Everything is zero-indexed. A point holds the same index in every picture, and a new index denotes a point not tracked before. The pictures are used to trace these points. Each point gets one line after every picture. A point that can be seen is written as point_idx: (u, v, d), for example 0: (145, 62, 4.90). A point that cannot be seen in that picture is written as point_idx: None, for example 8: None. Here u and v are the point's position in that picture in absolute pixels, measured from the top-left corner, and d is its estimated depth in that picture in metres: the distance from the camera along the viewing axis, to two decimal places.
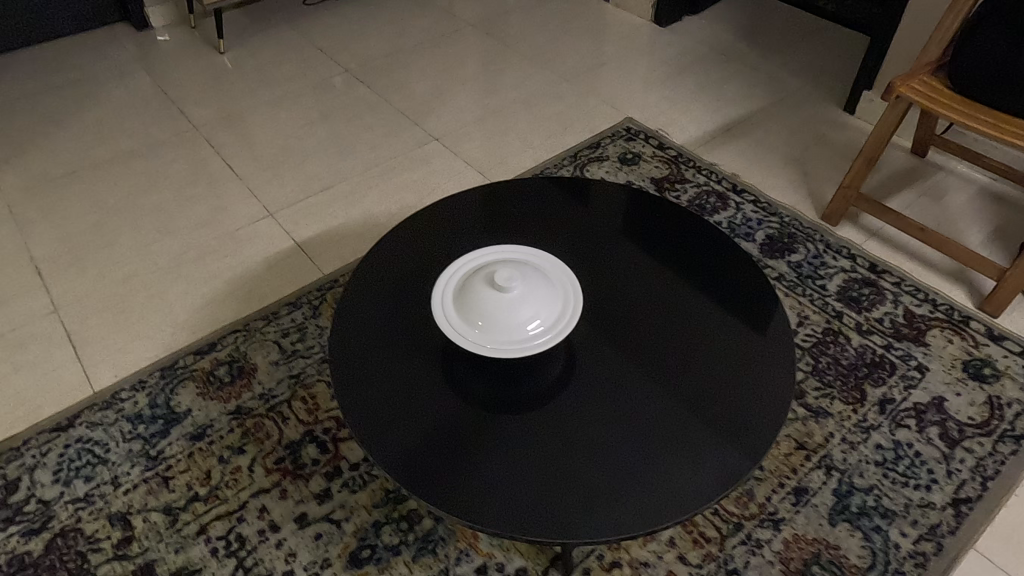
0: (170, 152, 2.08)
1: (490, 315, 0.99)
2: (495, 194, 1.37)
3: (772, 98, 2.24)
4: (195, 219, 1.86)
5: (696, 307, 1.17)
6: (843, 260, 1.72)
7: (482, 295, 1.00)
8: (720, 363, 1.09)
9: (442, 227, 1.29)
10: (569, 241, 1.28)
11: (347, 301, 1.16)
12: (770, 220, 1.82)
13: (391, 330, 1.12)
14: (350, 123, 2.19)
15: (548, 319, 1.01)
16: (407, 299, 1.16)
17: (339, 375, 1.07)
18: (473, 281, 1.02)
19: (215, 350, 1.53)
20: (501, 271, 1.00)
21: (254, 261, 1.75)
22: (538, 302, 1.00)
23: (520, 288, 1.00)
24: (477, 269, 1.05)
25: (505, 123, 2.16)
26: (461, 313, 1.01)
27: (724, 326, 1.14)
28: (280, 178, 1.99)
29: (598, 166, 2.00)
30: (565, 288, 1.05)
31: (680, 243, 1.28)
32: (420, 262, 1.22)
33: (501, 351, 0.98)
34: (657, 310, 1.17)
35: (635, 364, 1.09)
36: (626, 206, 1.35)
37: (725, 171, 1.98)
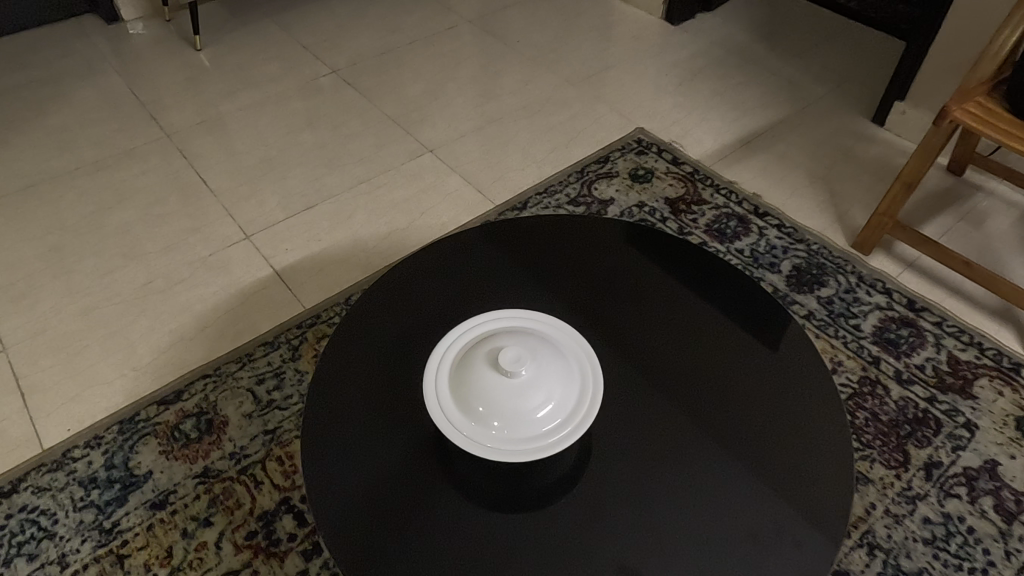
0: (139, 163, 1.90)
1: (497, 409, 0.83)
2: (497, 232, 1.20)
3: (794, 106, 2.07)
4: (164, 242, 1.69)
5: (731, 371, 1.01)
6: (877, 295, 1.56)
7: (487, 382, 0.83)
8: (761, 445, 0.93)
9: (436, 274, 1.13)
10: (583, 292, 1.11)
11: (327, 364, 1.00)
12: (796, 249, 1.66)
13: (377, 405, 0.96)
14: (336, 132, 2.00)
15: (564, 409, 0.85)
16: (399, 367, 1.00)
17: (313, 459, 0.91)
18: (474, 362, 0.85)
19: (181, 400, 1.37)
20: (508, 349, 0.84)
21: (227, 292, 1.58)
22: (550, 383, 0.84)
23: (532, 372, 0.84)
24: (478, 341, 0.88)
25: (506, 133, 1.99)
26: (460, 403, 0.85)
27: (766, 398, 0.98)
28: (259, 195, 1.81)
29: (607, 183, 1.83)
30: (583, 365, 0.89)
31: (703, 293, 1.12)
32: (413, 320, 1.06)
33: (511, 452, 0.82)
34: (685, 375, 1.00)
35: (663, 445, 0.93)
36: (645, 245, 1.19)
37: (745, 190, 1.81)
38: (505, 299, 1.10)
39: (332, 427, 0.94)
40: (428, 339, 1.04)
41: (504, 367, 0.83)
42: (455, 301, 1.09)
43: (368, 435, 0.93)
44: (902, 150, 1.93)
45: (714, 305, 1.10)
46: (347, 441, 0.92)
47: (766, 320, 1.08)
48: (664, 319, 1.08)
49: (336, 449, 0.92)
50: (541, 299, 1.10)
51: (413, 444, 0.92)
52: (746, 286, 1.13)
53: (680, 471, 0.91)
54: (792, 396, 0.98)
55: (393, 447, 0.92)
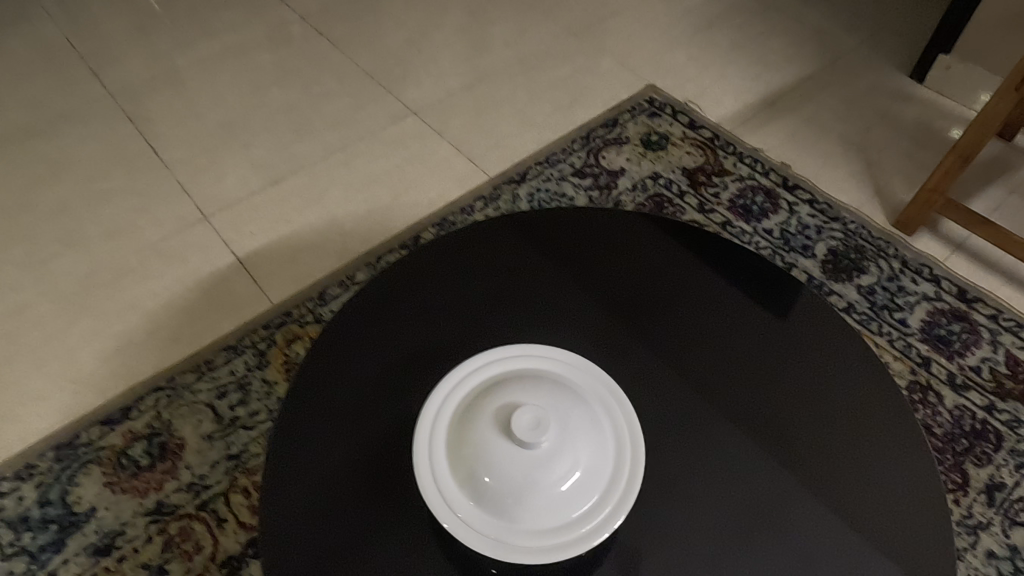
0: (78, 129, 1.65)
1: (510, 494, 0.64)
2: (498, 221, 0.97)
3: (823, 60, 1.84)
4: (108, 225, 1.46)
5: (796, 403, 0.81)
6: (924, 284, 1.38)
7: (496, 456, 0.64)
8: (836, 506, 0.74)
9: (426, 281, 0.90)
10: (611, 304, 0.90)
11: (291, 405, 0.78)
12: (831, 228, 1.47)
13: (357, 458, 0.74)
14: (307, 91, 1.75)
15: (596, 488, 0.66)
16: (383, 407, 0.78)
17: (269, 536, 0.70)
18: (478, 427, 0.66)
19: (129, 419, 1.18)
20: (523, 409, 0.65)
21: (182, 286, 1.37)
22: (579, 449, 0.66)
23: (555, 441, 0.65)
24: (483, 392, 0.69)
25: (500, 92, 1.75)
26: (461, 479, 0.66)
27: (840, 442, 0.79)
28: (218, 166, 1.57)
29: (617, 151, 1.61)
30: (617, 422, 0.71)
31: (753, 300, 0.90)
32: (400, 346, 0.84)
33: (526, 547, 0.65)
34: (738, 408, 0.81)
35: (717, 506, 0.74)
36: (677, 237, 0.97)
37: (772, 159, 1.61)
38: (514, 316, 0.88)
39: (297, 488, 0.73)
40: (420, 371, 0.81)
41: (518, 437, 0.64)
42: (452, 319, 0.87)
43: (343, 500, 0.72)
44: (944, 110, 1.72)
45: (768, 317, 0.89)
46: (318, 510, 0.71)
47: (833, 338, 0.87)
48: (710, 336, 0.87)
49: (302, 519, 0.71)
50: (557, 317, 0.88)
51: (401, 515, 0.71)
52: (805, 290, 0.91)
53: (741, 543, 0.72)
54: (873, 438, 0.79)
55: (379, 517, 0.71)
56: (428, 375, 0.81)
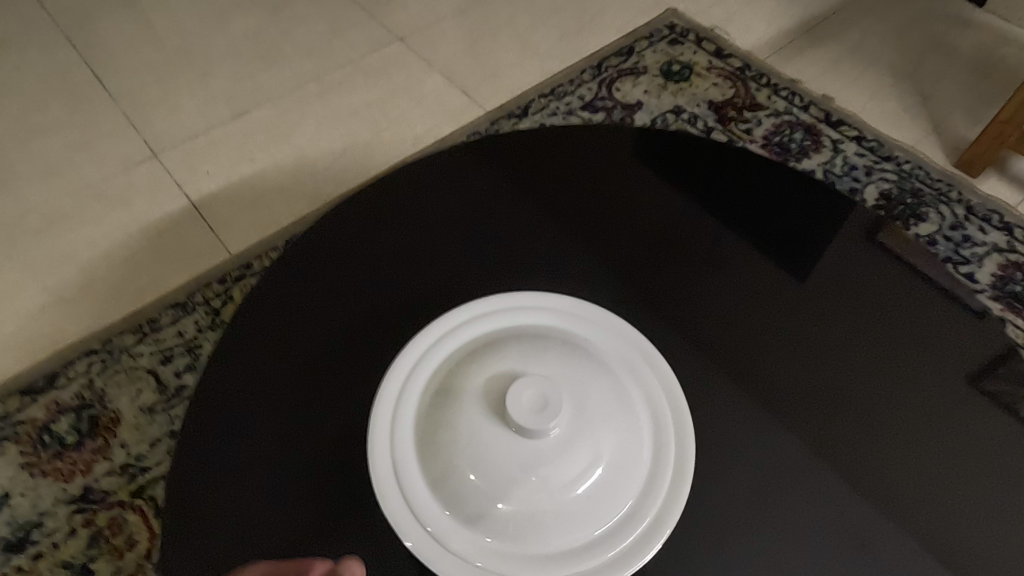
0: (12, 56, 1.43)
1: (502, 501, 0.49)
2: (482, 143, 0.78)
3: None
4: (41, 164, 1.25)
5: (879, 375, 0.62)
6: (993, 233, 1.18)
7: (485, 446, 0.50)
8: (938, 511, 0.56)
9: (390, 213, 0.71)
10: (632, 245, 0.70)
11: (213, 371, 0.59)
12: (883, 169, 1.26)
13: (299, 448, 0.55)
14: (277, 15, 1.53)
15: (622, 497, 0.51)
16: (333, 376, 0.59)
17: (172, 554, 0.50)
18: (461, 405, 0.51)
19: (55, 388, 0.99)
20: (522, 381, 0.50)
21: (125, 234, 1.17)
22: (597, 449, 0.51)
23: (566, 429, 0.50)
24: (469, 355, 0.54)
25: (498, 17, 1.53)
26: (435, 480, 0.51)
27: (940, 426, 0.60)
28: (171, 98, 1.36)
29: (632, 83, 1.40)
30: (653, 403, 0.55)
31: (808, 236, 0.71)
32: (356, 293, 0.64)
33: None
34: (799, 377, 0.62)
35: (781, 508, 0.55)
36: (710, 160, 0.77)
37: (812, 92, 1.39)
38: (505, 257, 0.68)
39: (215, 485, 0.53)
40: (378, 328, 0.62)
41: (516, 421, 0.49)
42: (424, 262, 0.67)
43: (276, 505, 0.53)
44: (1008, 37, 1.50)
45: (828, 256, 0.70)
46: (243, 513, 0.52)
47: (913, 289, 0.67)
48: (765, 285, 0.67)
49: (220, 527, 0.52)
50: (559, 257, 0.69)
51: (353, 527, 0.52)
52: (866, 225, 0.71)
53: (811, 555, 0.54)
54: (986, 419, 0.60)
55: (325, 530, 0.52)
56: (390, 333, 0.62)
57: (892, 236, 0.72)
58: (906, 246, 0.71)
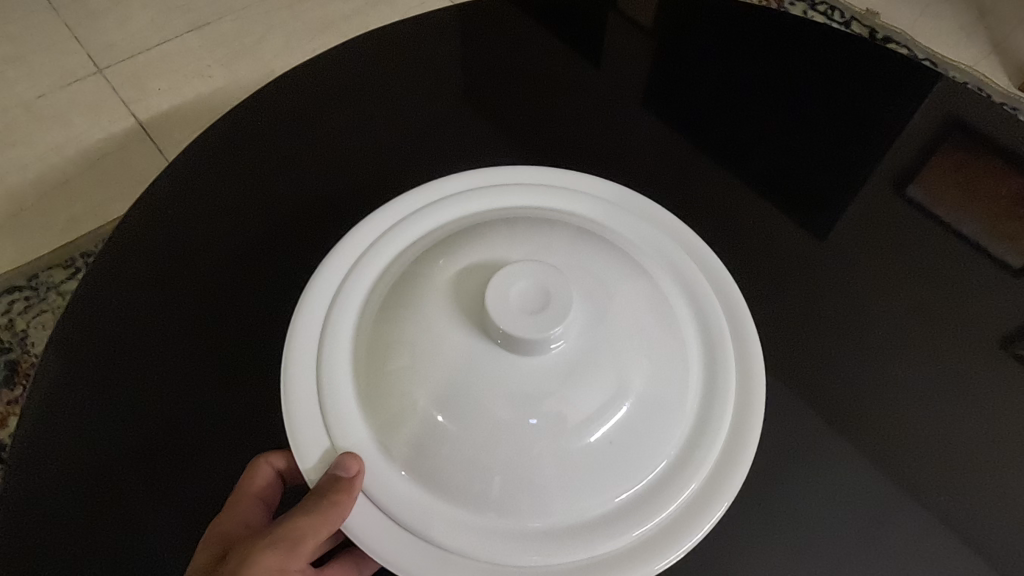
0: None
1: (486, 451, 0.35)
2: (432, 32, 0.64)
3: None
4: None
5: (927, 312, 0.51)
6: None
7: (461, 369, 0.36)
8: (996, 479, 0.46)
9: (312, 114, 0.57)
10: (621, 161, 0.57)
11: (102, 276, 0.48)
12: None
13: (197, 379, 0.45)
14: None
15: (661, 446, 0.37)
16: (236, 300, 0.48)
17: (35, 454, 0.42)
18: (423, 313, 0.38)
19: None
20: (511, 271, 0.36)
21: (62, 155, 1.01)
22: (614, 376, 0.37)
23: (577, 341, 0.37)
24: (435, 246, 0.40)
25: None
26: (384, 424, 0.37)
27: (1003, 374, 0.50)
28: (122, 6, 1.19)
29: None
30: (699, 317, 0.42)
31: (830, 155, 0.58)
32: (261, 209, 0.52)
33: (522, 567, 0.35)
34: (825, 329, 0.50)
35: (822, 470, 0.44)
36: (742, 41, 0.64)
37: (857, 4, 1.21)
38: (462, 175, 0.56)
39: (94, 410, 0.43)
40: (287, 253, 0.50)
41: (502, 327, 0.35)
42: (381, 167, 0.55)
43: (165, 445, 0.42)
44: None
45: (867, 176, 0.58)
46: (124, 447, 0.42)
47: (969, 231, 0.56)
48: (790, 202, 0.56)
49: (93, 465, 0.42)
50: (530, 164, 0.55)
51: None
52: (912, 153, 0.59)
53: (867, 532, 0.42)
54: None
55: (226, 488, 0.41)
56: (305, 261, 0.50)
57: (924, 190, 0.57)
58: (943, 204, 0.57)
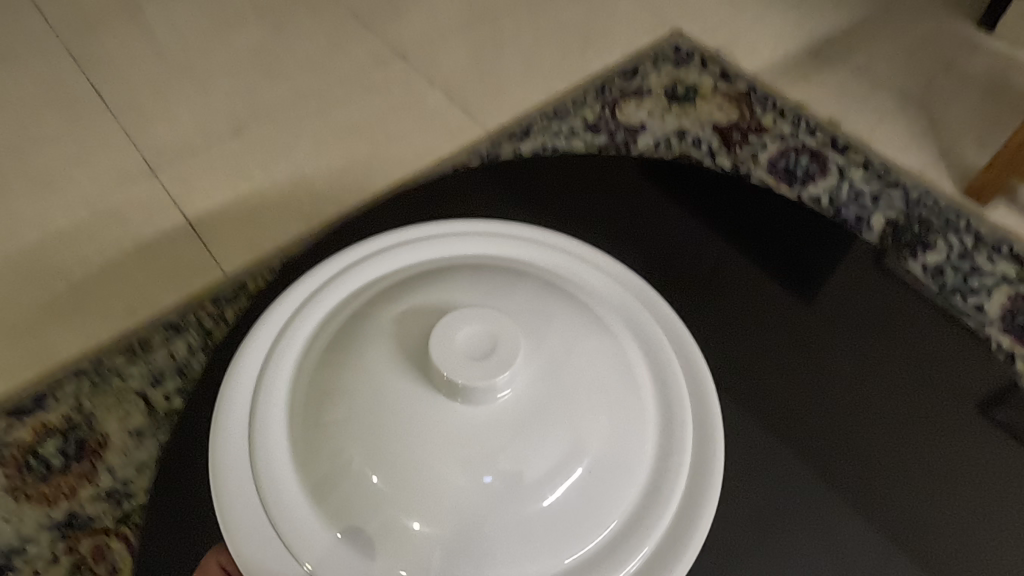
0: (15, 70, 1.42)
1: (451, 486, 0.50)
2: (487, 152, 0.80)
3: (876, 6, 1.61)
4: (37, 178, 1.24)
5: (871, 352, 0.65)
6: (1001, 263, 1.15)
7: (414, 425, 0.51)
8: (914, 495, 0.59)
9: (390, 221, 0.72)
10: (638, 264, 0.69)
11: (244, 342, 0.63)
12: (890, 195, 1.24)
13: None
14: (279, 29, 1.52)
15: (621, 476, 0.53)
16: (183, 478, 0.58)
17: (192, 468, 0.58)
18: (366, 390, 0.53)
19: (43, 410, 0.97)
20: (445, 339, 0.51)
21: (120, 251, 1.15)
22: (546, 424, 0.52)
23: (521, 390, 0.52)
24: (349, 336, 0.56)
25: (500, 33, 1.52)
26: (324, 486, 0.51)
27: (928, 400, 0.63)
28: (172, 114, 1.36)
29: (636, 105, 1.37)
30: (656, 374, 0.57)
31: (816, 259, 0.71)
32: (234, 350, 0.63)
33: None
34: (785, 406, 0.62)
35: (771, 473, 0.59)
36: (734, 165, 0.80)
37: (818, 116, 1.37)
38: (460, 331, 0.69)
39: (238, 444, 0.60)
40: None
41: (458, 380, 0.50)
42: None
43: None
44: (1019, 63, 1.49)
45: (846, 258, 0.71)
46: None
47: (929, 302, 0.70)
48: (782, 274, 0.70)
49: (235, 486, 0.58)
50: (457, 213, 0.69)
51: None
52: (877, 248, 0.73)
53: (817, 528, 0.57)
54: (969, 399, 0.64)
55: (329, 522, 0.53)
56: None
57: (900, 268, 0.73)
58: None
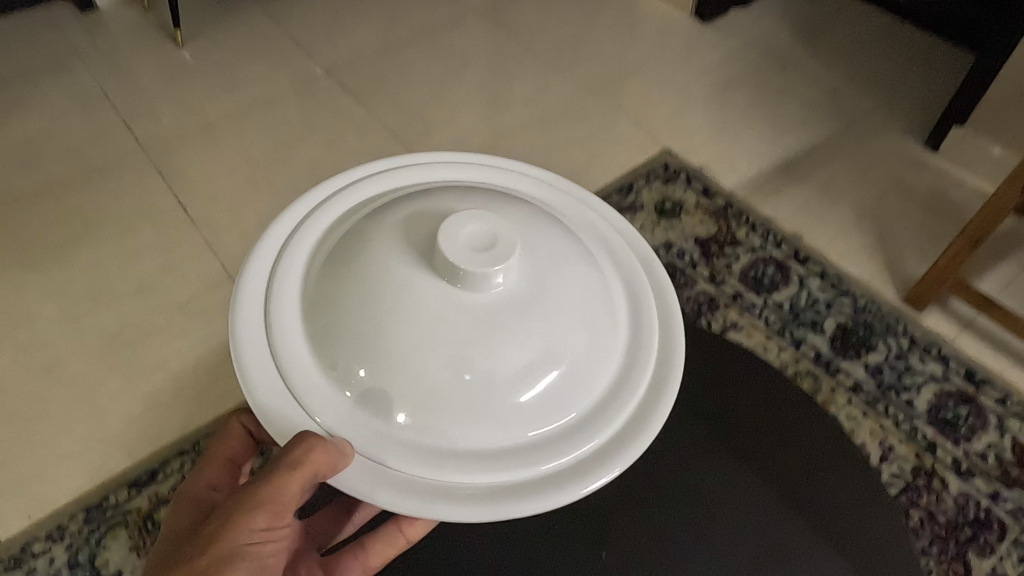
0: (112, 183, 1.71)
1: (444, 367, 0.63)
2: None
3: (838, 126, 1.89)
4: (138, 281, 1.51)
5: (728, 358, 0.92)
6: (932, 363, 1.39)
7: (410, 308, 0.64)
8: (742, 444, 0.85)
9: None
10: None
11: None
12: (841, 302, 1.49)
13: None
14: (333, 148, 1.81)
15: (588, 374, 0.67)
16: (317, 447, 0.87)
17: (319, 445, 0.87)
18: (376, 282, 0.65)
19: (155, 482, 1.22)
20: (453, 239, 0.64)
21: (208, 346, 1.42)
22: (527, 323, 0.65)
23: (506, 283, 0.66)
24: (347, 247, 0.70)
25: (518, 151, 1.80)
26: (337, 360, 0.65)
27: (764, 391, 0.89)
28: (246, 225, 1.64)
29: (630, 220, 1.64)
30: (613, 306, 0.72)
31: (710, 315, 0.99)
32: None
33: (497, 453, 0.64)
34: (677, 396, 0.88)
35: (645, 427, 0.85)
36: None
37: (784, 229, 1.63)
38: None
39: None
40: None
41: (457, 264, 0.63)
42: None
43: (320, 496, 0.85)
44: (958, 181, 1.76)
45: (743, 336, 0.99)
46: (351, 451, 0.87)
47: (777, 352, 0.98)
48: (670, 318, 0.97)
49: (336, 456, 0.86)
50: (416, 155, 0.85)
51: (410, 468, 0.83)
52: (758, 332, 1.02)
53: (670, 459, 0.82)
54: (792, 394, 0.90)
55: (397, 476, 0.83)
56: None
57: None
58: None
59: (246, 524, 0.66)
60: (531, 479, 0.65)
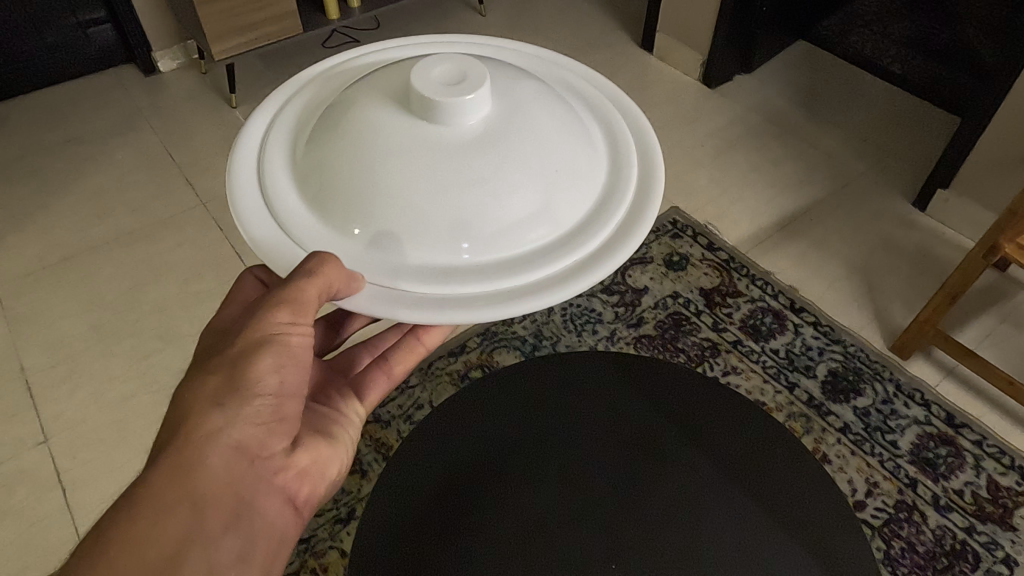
0: (175, 234, 1.90)
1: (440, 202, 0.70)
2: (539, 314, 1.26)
3: (833, 187, 2.05)
4: (199, 324, 1.69)
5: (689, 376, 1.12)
6: (915, 408, 1.53)
7: (405, 148, 0.71)
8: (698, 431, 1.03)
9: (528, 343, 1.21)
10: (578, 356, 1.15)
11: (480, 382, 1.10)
12: (833, 350, 1.63)
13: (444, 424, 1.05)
14: None
15: (583, 225, 0.74)
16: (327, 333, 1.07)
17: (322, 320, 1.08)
18: (371, 135, 0.73)
19: None
20: (426, 82, 0.72)
21: None
22: (515, 162, 0.72)
23: (479, 118, 0.74)
24: (327, 114, 0.79)
25: None
26: (343, 212, 0.73)
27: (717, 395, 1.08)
28: None
29: (641, 271, 1.80)
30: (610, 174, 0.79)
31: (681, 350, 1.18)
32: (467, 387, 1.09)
33: (503, 269, 0.71)
34: (647, 398, 1.07)
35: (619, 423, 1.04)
36: None
37: (782, 282, 1.78)
38: (517, 438, 1.01)
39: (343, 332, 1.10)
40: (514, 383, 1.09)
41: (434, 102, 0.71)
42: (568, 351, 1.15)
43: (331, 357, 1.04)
44: (944, 239, 1.90)
45: None
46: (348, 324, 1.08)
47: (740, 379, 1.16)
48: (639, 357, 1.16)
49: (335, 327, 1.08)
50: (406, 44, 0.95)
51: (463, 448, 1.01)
52: None
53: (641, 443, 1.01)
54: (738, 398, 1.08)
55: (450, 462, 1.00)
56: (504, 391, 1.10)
57: None
58: None
59: (272, 313, 0.74)
60: (536, 293, 0.69)
